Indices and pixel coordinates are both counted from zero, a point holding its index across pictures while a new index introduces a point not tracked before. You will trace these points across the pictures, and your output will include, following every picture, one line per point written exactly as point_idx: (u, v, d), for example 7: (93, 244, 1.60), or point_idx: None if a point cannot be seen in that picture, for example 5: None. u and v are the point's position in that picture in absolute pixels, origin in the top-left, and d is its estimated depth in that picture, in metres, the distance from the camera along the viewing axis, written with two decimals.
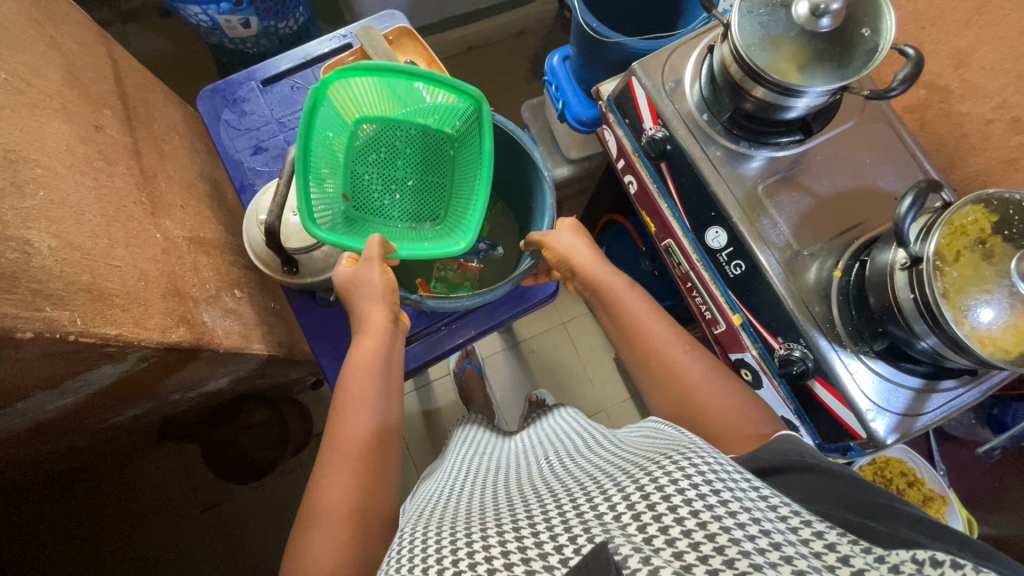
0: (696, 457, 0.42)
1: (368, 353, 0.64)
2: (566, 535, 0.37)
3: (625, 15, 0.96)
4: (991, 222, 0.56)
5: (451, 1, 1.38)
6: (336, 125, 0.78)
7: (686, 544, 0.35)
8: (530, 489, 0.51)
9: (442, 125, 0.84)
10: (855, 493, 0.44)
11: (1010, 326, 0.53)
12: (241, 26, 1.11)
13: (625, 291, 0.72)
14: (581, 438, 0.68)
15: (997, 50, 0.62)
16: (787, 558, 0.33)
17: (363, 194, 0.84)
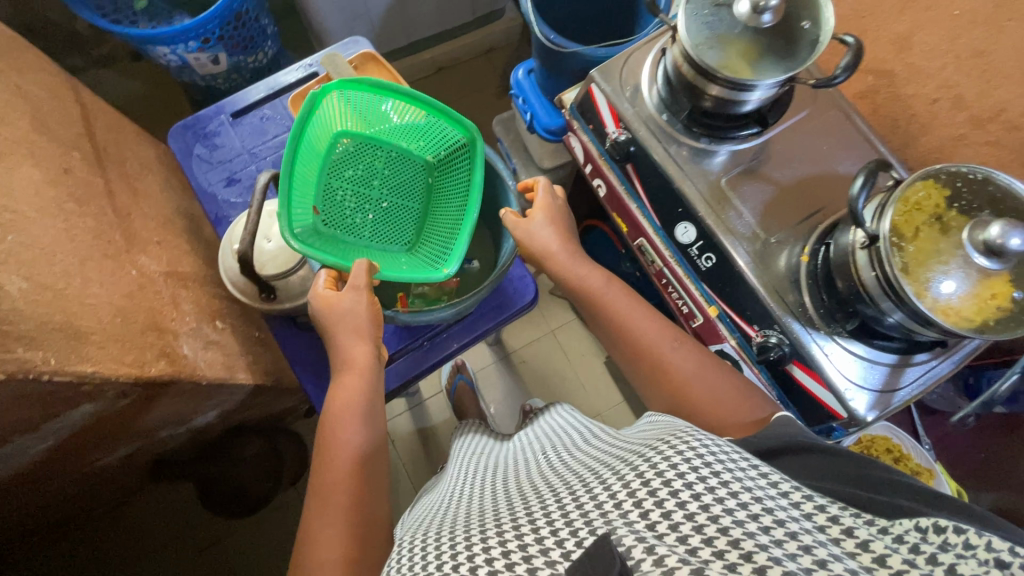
0: (693, 439, 0.42)
1: (352, 382, 0.65)
2: (567, 528, 0.38)
3: (584, 25, 0.99)
4: (943, 198, 0.58)
5: (417, 25, 1.41)
6: (316, 136, 0.77)
7: (690, 528, 0.35)
8: (531, 485, 0.51)
9: (424, 152, 0.85)
10: (851, 468, 0.44)
11: (970, 295, 0.55)
12: (210, 62, 1.13)
13: (602, 289, 0.73)
14: (576, 434, 0.68)
15: (935, 33, 0.66)
16: (793, 535, 0.34)
17: (334, 210, 0.81)
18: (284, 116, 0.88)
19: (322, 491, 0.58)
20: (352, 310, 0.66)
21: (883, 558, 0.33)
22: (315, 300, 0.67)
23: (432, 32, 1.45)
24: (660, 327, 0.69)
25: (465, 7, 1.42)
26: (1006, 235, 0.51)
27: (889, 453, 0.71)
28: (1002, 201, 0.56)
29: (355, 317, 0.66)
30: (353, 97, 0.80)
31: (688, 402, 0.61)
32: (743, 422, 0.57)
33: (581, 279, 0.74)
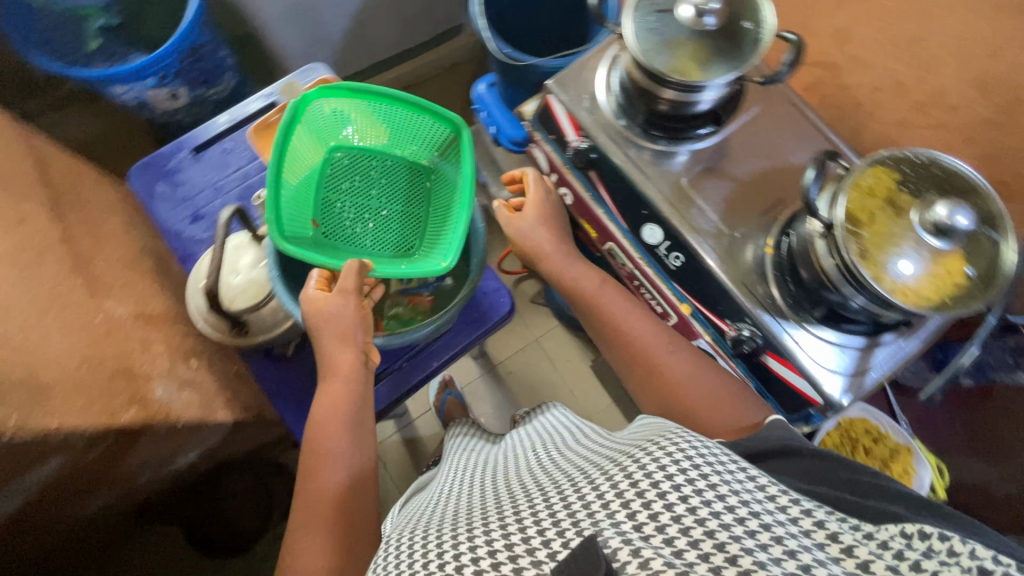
0: (682, 441, 0.42)
1: (334, 397, 0.65)
2: (553, 529, 0.37)
3: (539, 35, 1.01)
4: (892, 182, 0.60)
5: (378, 46, 1.41)
6: (310, 150, 0.81)
7: (676, 530, 0.35)
8: (518, 487, 0.50)
9: (419, 157, 0.88)
10: (838, 471, 0.46)
11: (925, 275, 0.56)
12: (169, 97, 1.13)
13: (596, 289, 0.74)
14: (568, 434, 0.68)
15: (871, 24, 0.67)
16: (778, 539, 0.34)
17: (334, 222, 0.84)
18: (247, 147, 0.88)
19: (307, 525, 0.57)
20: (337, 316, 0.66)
21: (868, 562, 0.34)
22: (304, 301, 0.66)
23: (394, 52, 1.46)
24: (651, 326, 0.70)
25: (424, 25, 1.44)
26: (951, 215, 0.53)
27: (866, 435, 0.74)
28: (948, 182, 0.58)
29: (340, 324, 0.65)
30: (337, 109, 0.82)
31: (677, 400, 0.63)
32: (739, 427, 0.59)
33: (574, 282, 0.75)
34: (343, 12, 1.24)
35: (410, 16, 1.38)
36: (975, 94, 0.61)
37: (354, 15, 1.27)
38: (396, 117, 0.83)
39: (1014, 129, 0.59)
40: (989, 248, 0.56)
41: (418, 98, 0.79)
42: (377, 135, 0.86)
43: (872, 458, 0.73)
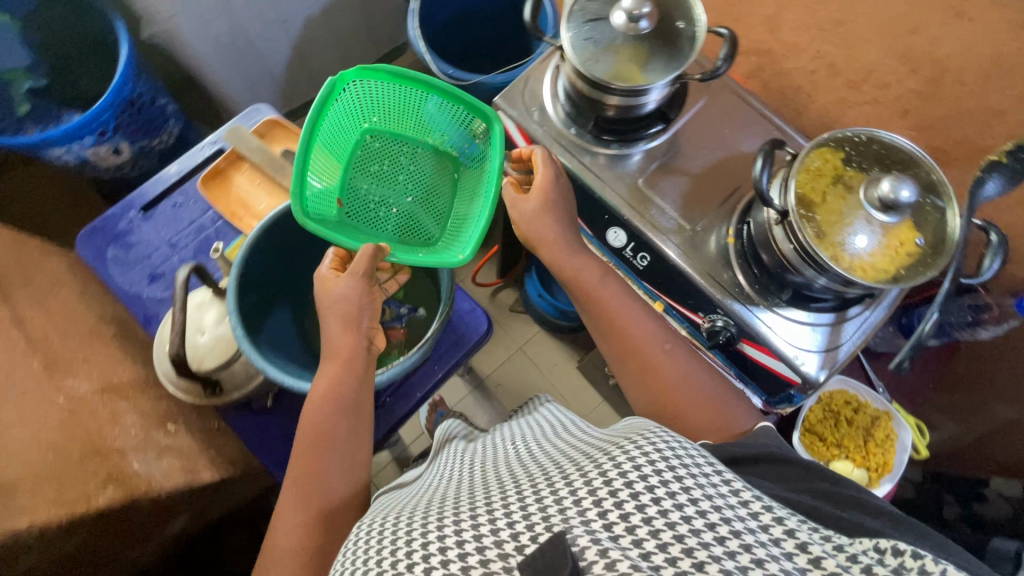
0: (662, 441, 0.42)
1: (330, 379, 0.64)
2: (524, 522, 0.38)
3: (481, 50, 1.02)
4: (837, 163, 0.61)
5: (323, 75, 1.39)
6: (343, 130, 0.82)
7: (646, 532, 0.35)
8: (495, 476, 0.50)
9: (448, 146, 0.88)
10: (815, 481, 0.49)
11: (881, 248, 0.58)
12: (111, 153, 1.09)
13: (595, 285, 0.71)
14: (544, 429, 0.69)
15: (798, 11, 0.68)
16: (747, 547, 0.35)
17: (358, 204, 0.85)
18: (197, 199, 0.85)
19: None
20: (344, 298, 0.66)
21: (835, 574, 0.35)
22: (317, 281, 0.68)
23: None
24: (635, 318, 0.69)
25: (368, 49, 1.43)
26: (895, 188, 0.55)
27: (848, 408, 0.75)
28: (890, 156, 0.60)
29: (343, 304, 0.66)
30: (375, 91, 0.80)
31: (663, 401, 0.65)
32: (730, 433, 0.61)
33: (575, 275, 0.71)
34: (282, 46, 1.22)
35: (351, 42, 1.36)
36: (903, 69, 0.62)
37: (293, 47, 1.25)
38: (432, 106, 0.82)
39: (943, 98, 0.60)
40: (935, 214, 0.58)
41: (453, 86, 0.78)
42: (409, 120, 0.86)
43: (856, 429, 0.74)
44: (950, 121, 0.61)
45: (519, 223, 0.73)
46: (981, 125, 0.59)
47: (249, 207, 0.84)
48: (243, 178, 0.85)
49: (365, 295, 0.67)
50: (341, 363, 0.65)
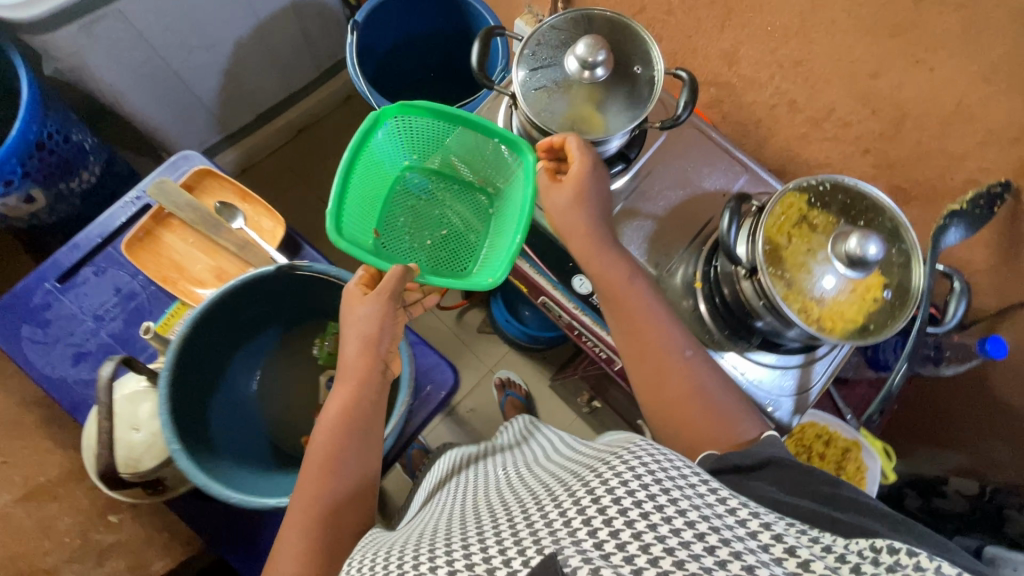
0: (648, 452, 0.39)
1: (343, 401, 0.60)
2: (513, 549, 0.34)
3: (427, 74, 0.97)
4: (802, 210, 0.59)
5: (260, 95, 1.28)
6: (384, 164, 0.75)
7: (636, 548, 0.32)
8: (482, 508, 0.46)
9: (486, 182, 0.79)
10: (818, 484, 0.44)
11: (850, 294, 0.57)
12: (23, 203, 0.97)
13: (626, 288, 0.61)
14: (529, 454, 0.65)
15: (755, 46, 0.65)
16: (736, 554, 0.31)
17: (393, 235, 0.76)
18: (122, 263, 0.77)
19: None
20: (365, 320, 0.62)
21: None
22: (345, 296, 0.64)
23: (280, 98, 1.34)
24: (656, 323, 0.61)
25: (308, 65, 1.32)
26: (862, 245, 0.53)
27: (818, 441, 0.75)
28: (854, 205, 0.59)
29: (360, 329, 0.61)
30: (416, 126, 0.72)
31: (677, 418, 0.58)
32: (732, 443, 0.55)
33: (602, 270, 0.62)
34: (210, 71, 1.12)
35: (290, 60, 1.27)
36: (863, 110, 0.59)
37: (223, 72, 1.14)
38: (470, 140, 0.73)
39: (903, 140, 0.58)
40: (900, 262, 0.57)
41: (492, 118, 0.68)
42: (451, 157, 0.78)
43: (828, 464, 0.74)
44: (910, 164, 0.59)
45: (551, 214, 0.64)
46: (942, 168, 0.56)
47: (184, 269, 0.77)
48: (175, 237, 0.77)
49: (388, 319, 0.62)
50: (353, 388, 0.60)
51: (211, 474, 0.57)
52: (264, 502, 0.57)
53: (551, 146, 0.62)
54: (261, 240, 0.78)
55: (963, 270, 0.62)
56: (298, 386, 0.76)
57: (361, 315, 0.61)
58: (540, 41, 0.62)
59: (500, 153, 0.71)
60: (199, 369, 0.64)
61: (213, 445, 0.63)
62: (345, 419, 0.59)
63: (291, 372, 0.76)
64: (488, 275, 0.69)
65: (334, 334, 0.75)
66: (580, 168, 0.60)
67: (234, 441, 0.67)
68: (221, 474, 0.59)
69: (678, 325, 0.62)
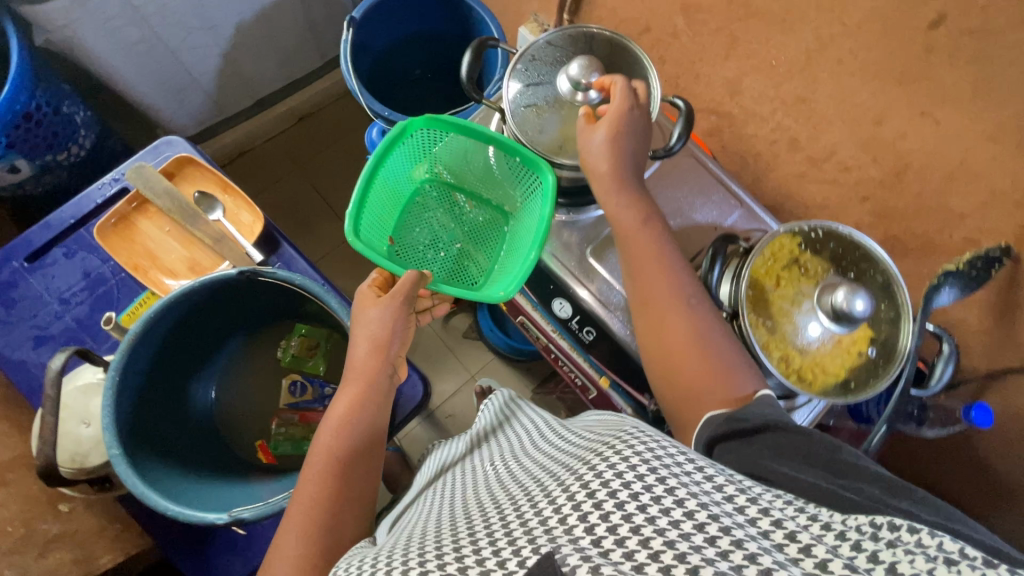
0: (639, 441, 0.36)
1: (348, 403, 0.58)
2: (510, 550, 0.31)
3: (425, 72, 0.97)
4: (795, 251, 0.57)
5: (262, 80, 1.26)
6: (403, 175, 0.72)
7: (635, 542, 0.29)
8: (472, 507, 0.44)
9: (504, 202, 0.76)
10: (816, 448, 0.39)
11: (833, 343, 0.54)
12: (7, 172, 0.89)
13: (643, 235, 0.56)
14: (514, 442, 0.61)
15: (759, 79, 0.63)
16: (738, 543, 0.28)
17: (407, 245, 0.74)
18: (93, 247, 0.76)
19: None
20: (376, 323, 0.61)
21: (825, 563, 0.28)
22: (356, 298, 0.63)
23: (282, 84, 1.32)
24: (670, 281, 0.55)
25: (312, 53, 1.30)
26: (849, 300, 0.50)
27: None
28: (846, 255, 0.56)
29: (370, 331, 0.59)
30: (439, 139, 0.70)
31: (681, 380, 0.52)
32: (729, 398, 0.48)
33: (616, 212, 0.57)
34: (210, 53, 1.10)
35: (293, 47, 1.25)
36: (864, 155, 0.57)
37: (224, 54, 1.12)
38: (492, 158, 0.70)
39: (904, 191, 0.55)
40: (889, 317, 0.54)
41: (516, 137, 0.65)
42: (472, 173, 0.75)
43: None
44: (909, 216, 0.56)
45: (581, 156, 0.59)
46: (941, 224, 0.54)
47: (156, 259, 0.76)
48: (151, 224, 0.76)
49: (401, 322, 0.61)
50: (361, 391, 0.58)
51: (153, 483, 0.55)
52: (201, 516, 0.54)
53: (602, 88, 0.58)
54: (237, 234, 0.76)
55: (953, 330, 0.59)
56: (261, 390, 0.78)
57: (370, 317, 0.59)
58: (533, 57, 0.61)
59: (497, 164, 0.70)
60: (157, 380, 0.65)
61: (153, 447, 0.61)
62: (341, 426, 0.56)
63: (254, 374, 0.78)
64: (500, 290, 0.66)
65: (299, 335, 0.77)
66: (623, 111, 0.56)
67: (188, 447, 0.67)
68: (161, 480, 0.57)
69: (687, 267, 0.56)
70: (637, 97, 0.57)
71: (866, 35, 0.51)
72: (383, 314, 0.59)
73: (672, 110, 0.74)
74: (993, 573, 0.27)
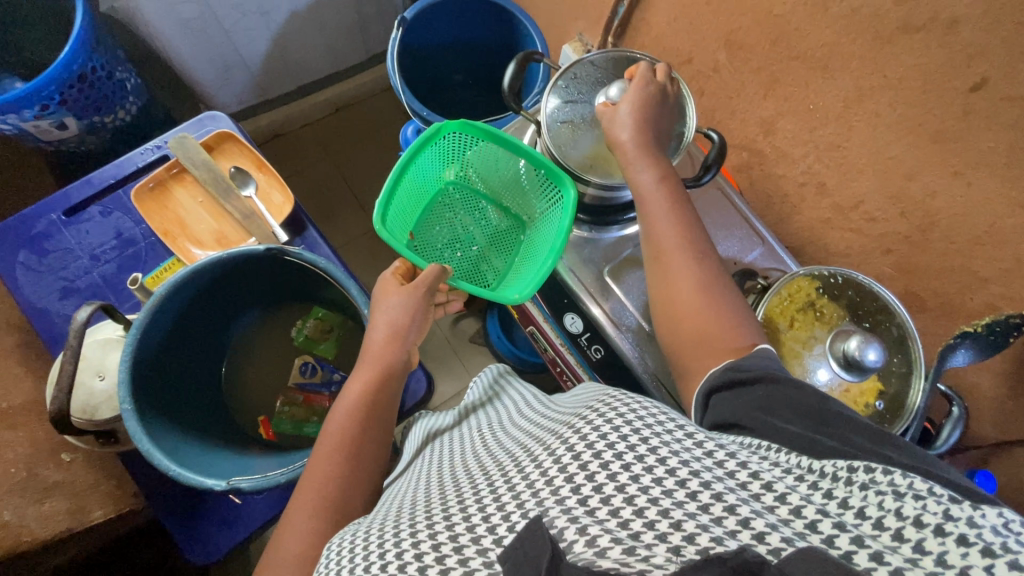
0: (622, 403, 0.40)
1: (364, 383, 0.59)
2: (499, 514, 0.34)
3: (465, 78, 1.00)
4: (814, 295, 0.58)
5: (306, 67, 1.29)
6: (427, 174, 0.74)
7: (621, 500, 0.32)
8: (467, 466, 0.47)
9: (522, 210, 0.77)
10: (803, 397, 0.41)
11: (842, 391, 0.54)
12: (55, 128, 0.91)
13: (672, 208, 0.56)
14: (508, 408, 0.64)
15: (794, 121, 0.64)
16: (717, 495, 0.31)
17: (425, 243, 0.75)
18: (128, 209, 0.80)
19: None
20: (396, 310, 0.62)
21: (799, 509, 0.30)
22: (378, 285, 0.65)
23: (323, 74, 1.35)
24: (686, 240, 0.55)
25: (356, 47, 1.34)
26: (862, 348, 0.50)
27: None
28: (862, 304, 0.56)
29: (390, 317, 0.61)
30: (468, 143, 0.72)
31: (691, 333, 0.51)
32: (729, 346, 0.49)
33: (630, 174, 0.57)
34: (261, 36, 1.13)
35: (339, 39, 1.28)
36: (891, 208, 0.57)
37: (274, 38, 1.16)
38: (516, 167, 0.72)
39: (929, 248, 0.55)
40: (901, 372, 0.54)
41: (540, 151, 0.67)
42: (493, 180, 0.76)
43: None
44: (930, 274, 0.56)
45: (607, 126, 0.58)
46: (962, 285, 0.54)
47: (186, 227, 0.78)
48: (185, 193, 0.79)
49: (420, 311, 0.63)
50: (377, 374, 0.60)
51: (159, 443, 0.57)
52: (201, 481, 0.56)
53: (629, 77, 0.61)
54: (266, 213, 0.78)
55: (964, 393, 0.59)
56: (274, 367, 0.80)
57: (392, 303, 0.61)
58: (577, 74, 0.62)
59: (524, 176, 0.72)
60: (174, 346, 0.67)
61: (162, 406, 0.63)
62: (348, 404, 0.57)
63: (267, 352, 0.80)
64: (516, 291, 0.66)
65: (314, 318, 0.79)
66: (645, 91, 0.58)
67: (196, 411, 0.69)
68: (167, 440, 0.58)
69: (700, 227, 0.56)
70: (653, 78, 0.60)
71: (906, 90, 0.52)
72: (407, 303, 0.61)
73: (704, 142, 0.75)
74: (955, 507, 0.28)
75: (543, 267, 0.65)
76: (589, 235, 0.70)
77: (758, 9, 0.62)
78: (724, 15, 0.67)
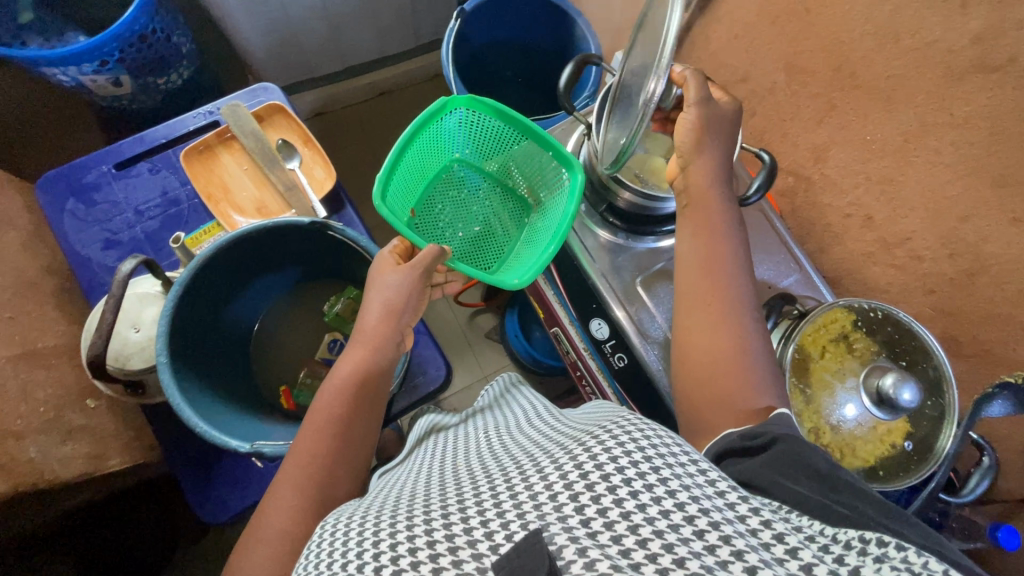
0: (635, 427, 0.39)
1: (353, 365, 0.59)
2: (498, 519, 0.34)
3: (512, 74, 1.00)
4: (850, 326, 0.57)
5: (354, 50, 1.31)
6: (434, 150, 0.74)
7: (625, 528, 0.32)
8: (468, 466, 0.47)
9: (527, 192, 0.78)
10: (813, 460, 0.41)
11: (870, 429, 0.54)
12: (111, 85, 0.93)
13: (716, 233, 0.56)
14: (516, 414, 0.63)
15: (847, 150, 0.63)
16: (726, 538, 0.31)
17: (428, 218, 0.75)
18: (176, 168, 0.82)
19: None
20: (391, 289, 0.61)
21: (810, 566, 0.30)
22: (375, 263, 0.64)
23: (370, 59, 1.37)
24: (719, 282, 0.55)
25: (405, 35, 1.35)
26: (896, 387, 0.49)
27: None
28: (900, 342, 0.55)
29: (385, 296, 0.60)
30: (481, 123, 0.72)
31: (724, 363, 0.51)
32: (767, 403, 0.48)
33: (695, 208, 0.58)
34: (315, 16, 1.15)
35: (390, 26, 1.30)
36: (938, 248, 0.56)
37: (327, 19, 1.18)
38: (526, 150, 0.72)
39: (974, 294, 0.54)
40: (933, 416, 0.53)
41: (548, 134, 0.68)
42: (499, 160, 0.77)
43: None
44: (972, 320, 0.55)
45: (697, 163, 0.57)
46: (1005, 334, 0.52)
47: (229, 192, 0.79)
48: (231, 159, 0.80)
49: (414, 293, 0.61)
50: (369, 354, 0.59)
51: (191, 398, 0.58)
52: (225, 439, 0.57)
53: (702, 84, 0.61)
54: (308, 186, 0.79)
55: (994, 444, 0.57)
56: (300, 338, 0.81)
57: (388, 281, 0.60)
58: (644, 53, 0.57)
59: (548, 168, 0.71)
60: (210, 309, 0.68)
61: (195, 363, 0.64)
62: (354, 385, 0.58)
63: (294, 323, 0.81)
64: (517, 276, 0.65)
65: (347, 297, 0.78)
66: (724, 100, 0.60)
67: (223, 368, 0.71)
68: (194, 398, 0.60)
69: (749, 283, 0.56)
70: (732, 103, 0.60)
71: (972, 130, 0.51)
72: (401, 283, 0.60)
73: (752, 162, 0.74)
74: None
75: (544, 254, 0.66)
76: (620, 241, 0.69)
77: (824, 36, 0.62)
78: (787, 38, 0.66)
